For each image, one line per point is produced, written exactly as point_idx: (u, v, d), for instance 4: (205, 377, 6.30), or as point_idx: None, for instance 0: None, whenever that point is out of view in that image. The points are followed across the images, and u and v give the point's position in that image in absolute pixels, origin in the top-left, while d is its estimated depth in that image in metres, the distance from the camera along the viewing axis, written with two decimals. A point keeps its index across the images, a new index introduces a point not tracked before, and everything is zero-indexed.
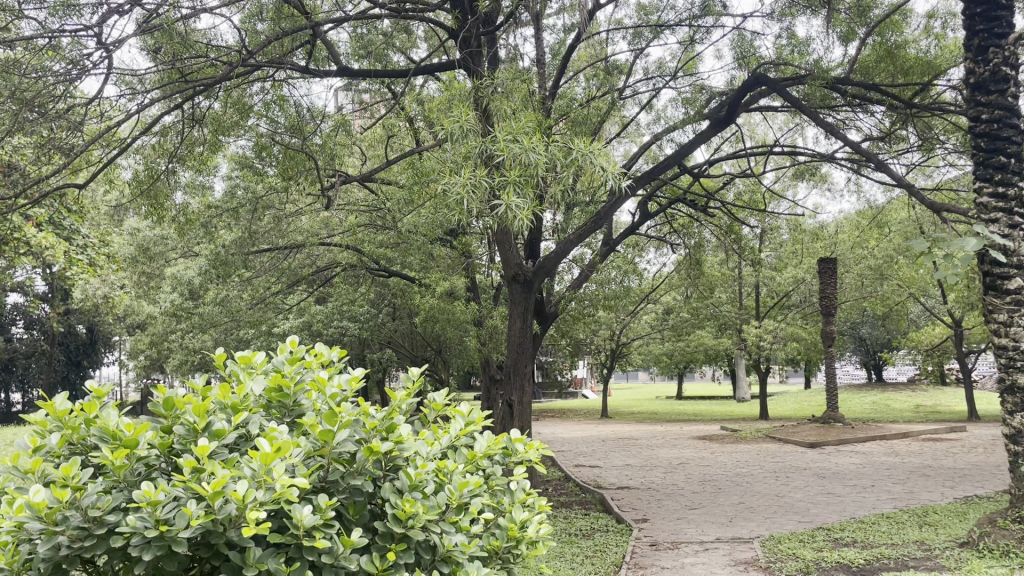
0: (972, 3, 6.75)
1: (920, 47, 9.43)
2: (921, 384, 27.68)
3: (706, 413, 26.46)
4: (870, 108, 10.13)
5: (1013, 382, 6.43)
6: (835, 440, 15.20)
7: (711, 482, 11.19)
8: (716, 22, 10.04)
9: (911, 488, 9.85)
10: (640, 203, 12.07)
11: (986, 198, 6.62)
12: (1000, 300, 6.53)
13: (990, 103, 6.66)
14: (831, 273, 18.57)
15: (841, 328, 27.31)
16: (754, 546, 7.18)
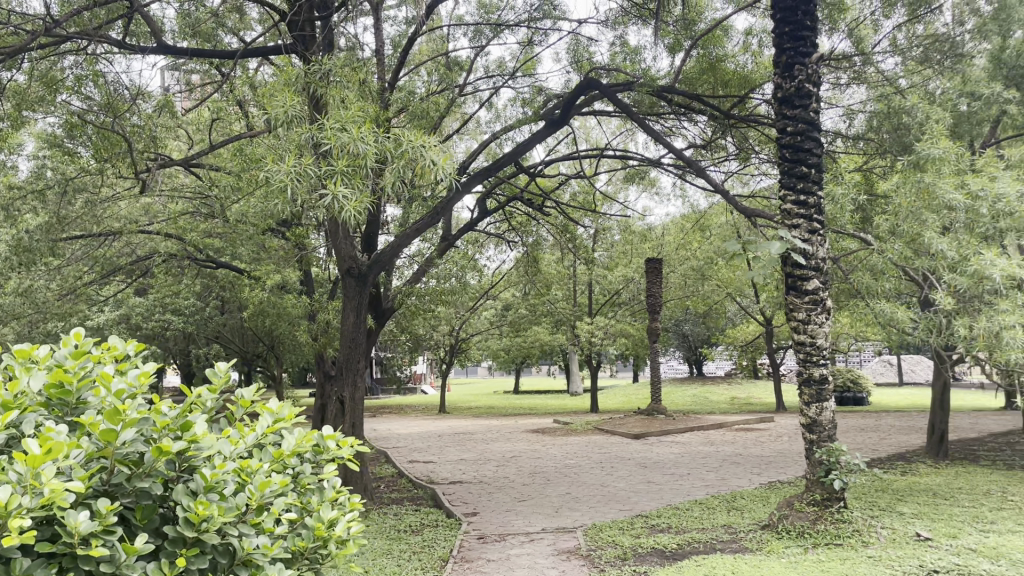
0: (781, 23, 7.26)
1: (738, 62, 10.05)
2: (736, 377, 29.74)
3: (541, 407, 27.14)
4: (694, 117, 10.70)
5: (809, 375, 6.98)
6: (658, 431, 16.01)
7: (540, 474, 11.49)
8: (554, 25, 10.29)
9: (723, 475, 10.53)
10: (479, 199, 12.15)
11: (790, 205, 7.15)
12: (800, 299, 7.06)
13: (794, 117, 7.17)
14: (657, 274, 19.52)
15: (667, 325, 28.83)
16: (578, 535, 7.40)
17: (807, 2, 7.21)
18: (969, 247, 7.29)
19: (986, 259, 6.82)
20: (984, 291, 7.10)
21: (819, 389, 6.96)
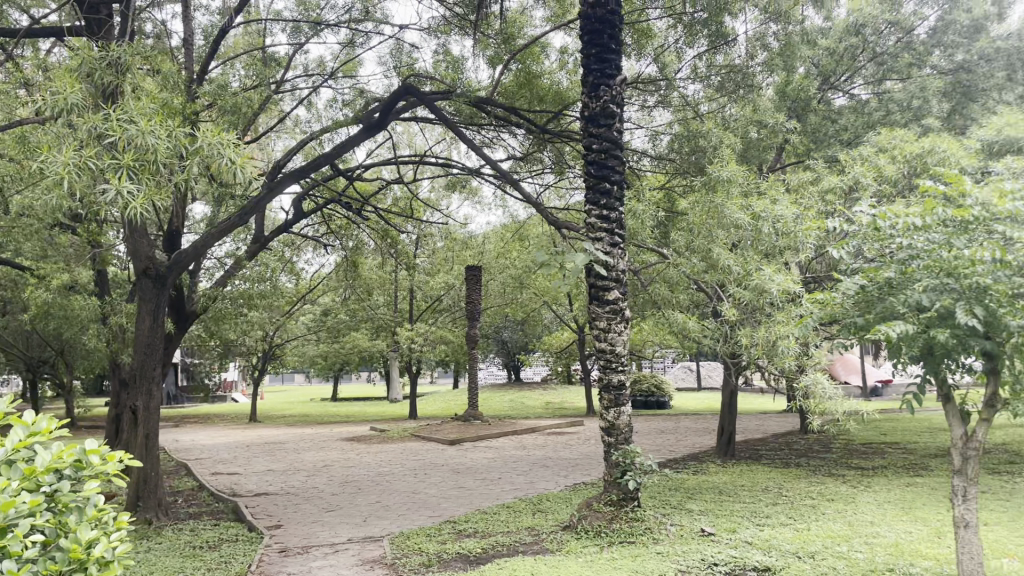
0: (588, 45, 7.59)
1: (554, 79, 10.43)
2: (552, 383, 30.69)
3: (359, 415, 26.70)
4: (513, 130, 10.96)
5: (608, 381, 7.32)
6: (473, 436, 16.21)
7: (351, 482, 11.30)
8: (376, 28, 10.21)
9: (532, 478, 10.83)
10: (295, 200, 11.78)
11: (593, 219, 7.46)
12: (601, 308, 7.37)
13: (599, 135, 7.50)
14: (476, 281, 19.78)
15: (486, 332, 29.27)
16: (383, 544, 7.34)
17: (613, 26, 7.57)
18: (753, 263, 7.93)
19: (766, 274, 7.44)
20: (764, 303, 7.74)
21: (617, 394, 7.31)
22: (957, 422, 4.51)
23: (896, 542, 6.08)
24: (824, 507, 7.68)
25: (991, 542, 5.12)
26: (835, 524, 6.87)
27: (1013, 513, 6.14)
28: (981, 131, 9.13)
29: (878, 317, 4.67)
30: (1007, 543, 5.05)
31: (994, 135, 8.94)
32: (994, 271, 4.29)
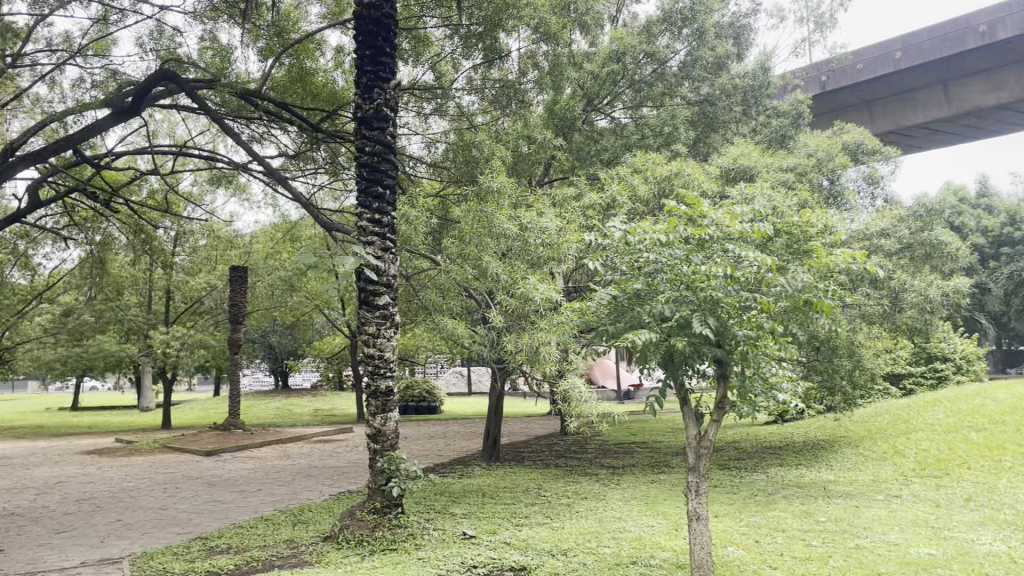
0: (362, 46, 7.44)
1: (328, 77, 10.17)
2: (321, 389, 29.91)
3: (103, 425, 24.38)
4: (285, 126, 10.52)
5: (376, 388, 7.16)
6: (233, 447, 15.36)
7: (89, 500, 10.26)
8: (133, 5, 9.38)
9: (294, 488, 10.45)
10: (30, 188, 10.50)
11: (365, 223, 7.26)
12: (370, 313, 7.20)
13: (372, 138, 7.37)
14: (241, 283, 18.80)
15: (252, 337, 27.93)
16: (122, 566, 6.70)
17: (387, 30, 7.53)
18: (519, 272, 8.17)
19: (531, 283, 7.70)
20: (529, 311, 8.01)
21: (385, 401, 7.17)
22: (692, 424, 4.88)
23: (640, 536, 6.52)
24: (579, 506, 8.09)
25: (719, 532, 5.64)
26: (588, 521, 7.24)
27: (738, 504, 6.82)
28: (721, 159, 10.10)
29: (627, 326, 4.94)
30: (732, 532, 5.59)
31: (731, 164, 9.91)
32: (725, 286, 4.68)
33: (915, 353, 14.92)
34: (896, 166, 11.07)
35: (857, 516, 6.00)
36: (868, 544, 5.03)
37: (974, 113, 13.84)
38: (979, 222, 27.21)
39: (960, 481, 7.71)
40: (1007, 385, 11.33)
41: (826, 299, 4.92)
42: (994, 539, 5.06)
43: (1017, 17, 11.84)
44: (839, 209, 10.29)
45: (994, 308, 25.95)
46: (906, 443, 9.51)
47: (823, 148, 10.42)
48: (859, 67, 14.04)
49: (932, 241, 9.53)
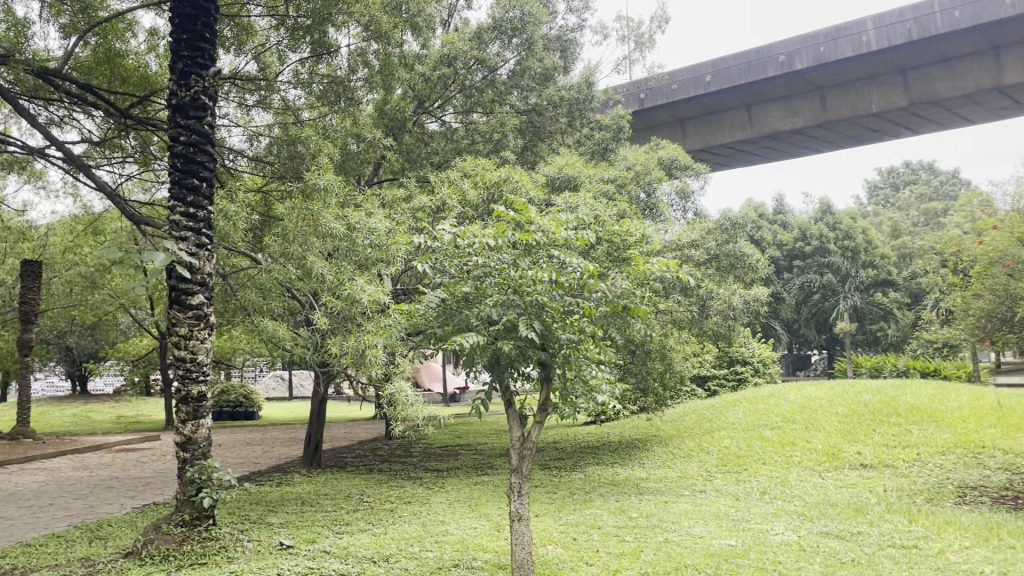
0: (178, 30, 6.89)
1: (140, 61, 9.45)
2: (125, 394, 27.81)
3: None
4: (89, 110, 9.66)
5: (187, 393, 6.67)
6: (19, 458, 13.92)
7: None
8: None
9: (92, 502, 9.61)
10: None
11: (177, 216, 6.72)
12: (182, 314, 6.66)
13: (187, 126, 6.84)
14: (35, 278, 17.07)
15: (44, 337, 25.49)
16: None
17: (207, 15, 7.05)
18: (345, 273, 7.96)
19: (358, 284, 7.54)
20: (354, 313, 7.82)
21: (196, 406, 6.71)
22: (516, 426, 4.94)
23: (463, 538, 6.53)
24: (402, 510, 8.00)
25: (538, 531, 5.75)
26: (410, 526, 7.17)
27: (557, 504, 6.99)
28: (547, 168, 10.38)
29: (455, 329, 4.90)
30: (551, 531, 5.72)
31: (556, 172, 10.21)
32: (550, 291, 4.76)
33: (719, 356, 16.02)
34: (706, 182, 11.77)
35: (666, 511, 6.32)
36: (676, 538, 5.31)
37: (772, 137, 15.06)
38: (776, 237, 29.70)
39: (755, 475, 8.34)
40: (796, 387, 12.42)
41: (643, 306, 5.15)
42: (784, 529, 5.51)
43: (810, 50, 13.08)
44: (654, 220, 10.81)
45: (787, 315, 28.34)
46: (711, 440, 10.16)
47: (641, 162, 10.95)
48: (674, 87, 14.90)
49: (736, 253, 10.24)
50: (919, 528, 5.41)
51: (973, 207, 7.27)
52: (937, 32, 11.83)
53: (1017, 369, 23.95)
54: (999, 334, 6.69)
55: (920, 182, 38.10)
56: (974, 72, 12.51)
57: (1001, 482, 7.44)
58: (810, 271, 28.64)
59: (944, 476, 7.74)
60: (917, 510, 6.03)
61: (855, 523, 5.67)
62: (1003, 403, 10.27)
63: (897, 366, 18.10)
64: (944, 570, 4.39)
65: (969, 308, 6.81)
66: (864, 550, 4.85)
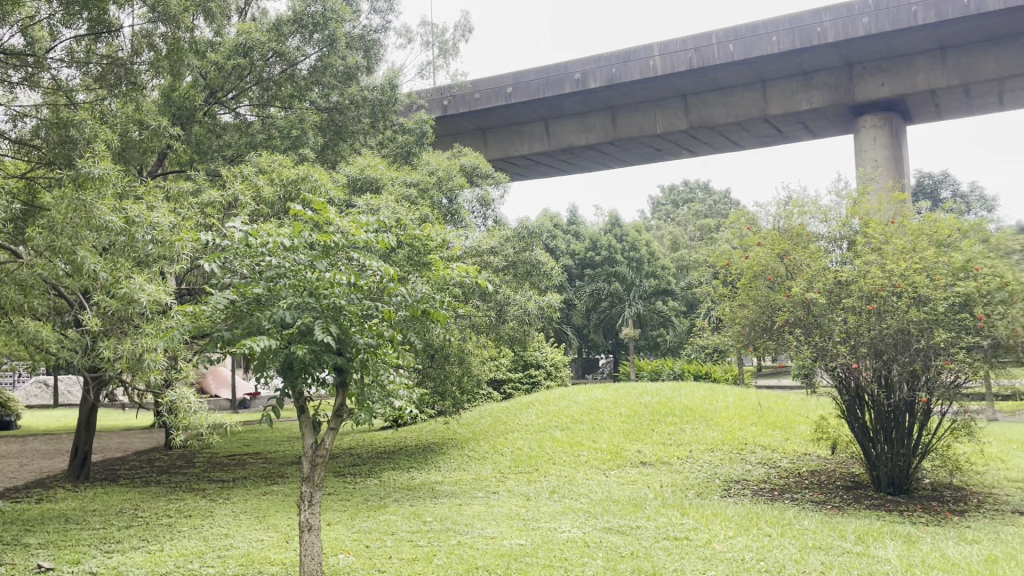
0: None
1: None
2: None
3: None
4: None
5: None
6: None
7: None
8: None
9: None
10: None
11: None
12: None
13: None
14: None
15: None
16: None
17: None
18: (122, 271, 7.32)
19: (136, 283, 6.97)
20: (132, 314, 7.21)
21: None
22: (309, 432, 4.77)
23: (248, 552, 6.21)
24: (181, 524, 7.48)
25: (330, 540, 5.60)
26: (190, 541, 6.73)
27: (350, 511, 6.85)
28: (347, 168, 10.18)
29: (245, 332, 4.65)
30: (343, 539, 5.58)
31: (357, 174, 10.05)
32: (349, 293, 4.64)
33: (513, 360, 16.45)
34: (505, 191, 12.03)
35: (459, 514, 6.38)
36: (468, 540, 5.37)
37: (567, 150, 15.70)
38: (569, 246, 31.03)
39: (546, 475, 8.64)
40: (585, 390, 13.02)
41: (442, 311, 5.16)
42: (571, 526, 5.74)
43: (604, 69, 13.80)
44: (455, 226, 10.90)
45: (577, 321, 29.62)
46: (504, 443, 10.40)
47: (443, 167, 11.01)
48: (476, 96, 15.15)
49: (532, 261, 10.58)
50: (691, 520, 5.83)
51: (742, 224, 7.98)
52: (715, 62, 12.89)
53: (773, 373, 26.63)
54: (760, 340, 7.39)
55: (696, 201, 41.34)
56: (744, 102, 13.77)
57: (760, 475, 8.21)
58: (599, 279, 30.15)
59: (712, 471, 8.42)
60: (689, 504, 6.50)
61: (635, 518, 6.02)
62: (761, 403, 11.36)
63: (674, 369, 19.51)
64: (711, 559, 4.77)
65: (737, 316, 7.47)
66: (641, 543, 5.15)
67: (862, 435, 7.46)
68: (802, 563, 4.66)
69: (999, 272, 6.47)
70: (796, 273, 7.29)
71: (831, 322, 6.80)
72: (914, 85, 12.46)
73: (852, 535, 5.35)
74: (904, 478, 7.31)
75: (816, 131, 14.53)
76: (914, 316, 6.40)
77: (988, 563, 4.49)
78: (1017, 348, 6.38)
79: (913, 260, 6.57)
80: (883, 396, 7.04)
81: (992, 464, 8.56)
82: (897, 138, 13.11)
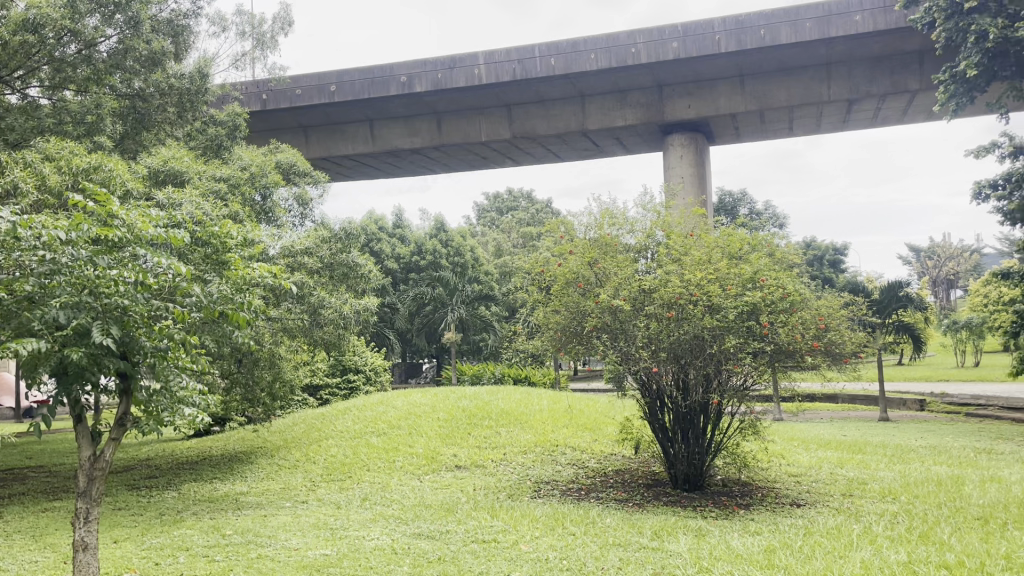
0: None
1: None
2: None
3: None
4: None
5: None
6: None
7: None
8: None
9: None
10: None
11: None
12: None
13: None
14: None
15: None
16: None
17: None
18: None
19: None
20: None
21: None
22: (87, 444, 4.40)
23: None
24: None
25: (114, 558, 5.20)
26: None
27: (142, 527, 6.38)
28: (148, 159, 9.58)
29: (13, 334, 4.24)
30: (129, 557, 5.20)
31: (159, 165, 9.47)
32: (135, 293, 4.36)
33: (332, 365, 16.09)
34: (324, 190, 11.73)
35: (262, 526, 6.12)
36: (269, 552, 5.17)
37: (392, 153, 15.56)
38: (394, 250, 30.93)
39: (358, 482, 8.49)
40: (403, 394, 12.93)
41: (241, 312, 4.96)
42: (380, 533, 5.67)
43: (429, 74, 13.81)
44: (269, 225, 10.50)
45: (400, 325, 29.43)
46: (317, 450, 10.12)
47: (257, 163, 10.57)
48: (297, 93, 14.65)
49: (348, 263, 10.39)
50: (499, 522, 5.92)
51: (557, 233, 8.21)
52: (537, 75, 13.24)
53: (588, 376, 27.73)
54: (570, 345, 7.64)
55: (519, 209, 42.27)
56: (564, 115, 14.24)
57: (568, 475, 8.49)
58: (423, 283, 30.11)
59: (524, 473, 8.61)
60: (499, 506, 6.60)
61: (445, 522, 6.03)
62: (574, 406, 11.76)
63: (494, 373, 19.84)
64: (515, 559, 4.86)
65: (549, 321, 7.69)
66: (449, 547, 5.16)
67: (662, 435, 7.89)
68: (601, 560, 4.84)
69: (782, 284, 7.06)
70: (605, 280, 7.61)
71: (634, 328, 7.14)
72: (716, 108, 13.40)
73: (648, 531, 5.63)
74: (698, 475, 7.80)
75: (630, 147, 15.28)
76: (708, 324, 6.81)
77: (767, 552, 4.85)
78: (796, 353, 6.98)
79: (708, 270, 7.03)
80: (680, 398, 7.47)
81: (776, 460, 9.32)
82: (702, 157, 14.03)
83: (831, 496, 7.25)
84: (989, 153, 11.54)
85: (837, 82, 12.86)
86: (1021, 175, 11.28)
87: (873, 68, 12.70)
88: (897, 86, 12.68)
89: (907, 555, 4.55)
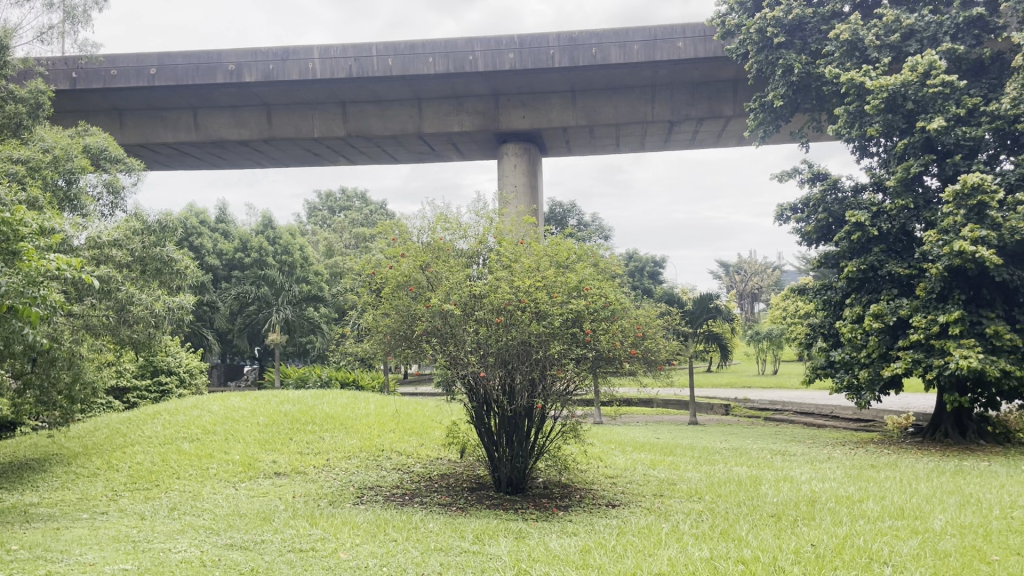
0: None
1: None
2: None
3: None
4: None
5: None
6: None
7: None
8: None
9: None
10: None
11: None
12: None
13: None
14: None
15: None
16: None
17: None
18: None
19: None
20: None
21: None
22: None
23: None
24: None
25: None
26: None
27: None
28: None
29: None
30: None
31: None
32: None
33: (142, 366, 15.06)
34: (138, 178, 10.95)
35: (53, 541, 5.60)
36: (60, 569, 4.74)
37: (216, 143, 14.81)
38: (216, 245, 29.73)
39: (166, 491, 7.98)
40: (221, 396, 12.32)
41: (32, 308, 4.56)
42: (188, 545, 5.36)
43: (259, 65, 13.27)
44: (73, 213, 9.66)
45: (220, 325, 28.14)
46: (121, 457, 9.42)
47: (61, 146, 9.72)
48: (112, 73, 13.61)
49: (161, 258, 9.80)
50: (318, 530, 5.75)
51: (390, 235, 8.09)
52: (373, 74, 13.07)
53: (417, 380, 27.67)
54: (400, 348, 7.59)
55: (352, 209, 41.58)
56: (400, 116, 14.14)
57: (393, 480, 8.41)
58: (246, 282, 28.88)
59: (346, 479, 8.42)
60: (319, 514, 6.42)
61: (261, 531, 5.78)
62: (401, 410, 11.64)
63: (321, 376, 19.35)
64: (333, 568, 4.73)
65: (379, 325, 7.59)
66: (263, 559, 4.96)
67: (488, 438, 7.98)
68: (422, 566, 4.79)
69: (604, 293, 7.33)
70: (436, 284, 7.61)
71: (464, 332, 7.14)
72: (549, 120, 13.77)
73: (470, 535, 5.66)
74: (521, 478, 7.96)
75: (464, 152, 15.40)
76: (535, 330, 6.97)
77: (582, 553, 5.00)
78: (615, 359, 7.32)
79: (537, 279, 7.16)
80: (506, 403, 7.57)
81: (594, 462, 9.69)
82: (534, 167, 14.34)
83: (643, 497, 7.63)
84: (792, 178, 12.60)
85: (660, 103, 13.58)
86: (817, 201, 12.40)
87: (692, 93, 13.53)
88: (713, 111, 13.60)
89: (709, 552, 4.83)
